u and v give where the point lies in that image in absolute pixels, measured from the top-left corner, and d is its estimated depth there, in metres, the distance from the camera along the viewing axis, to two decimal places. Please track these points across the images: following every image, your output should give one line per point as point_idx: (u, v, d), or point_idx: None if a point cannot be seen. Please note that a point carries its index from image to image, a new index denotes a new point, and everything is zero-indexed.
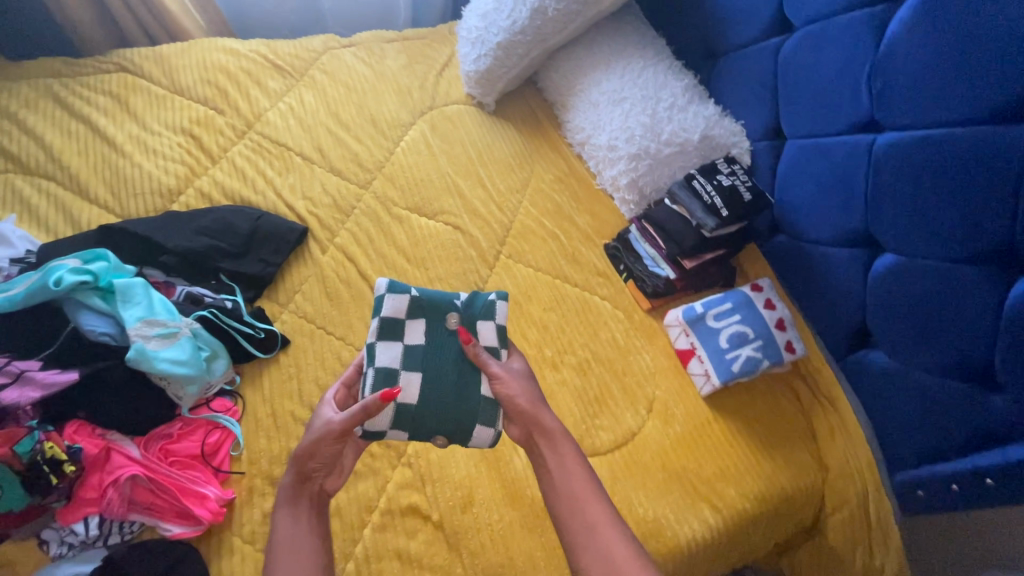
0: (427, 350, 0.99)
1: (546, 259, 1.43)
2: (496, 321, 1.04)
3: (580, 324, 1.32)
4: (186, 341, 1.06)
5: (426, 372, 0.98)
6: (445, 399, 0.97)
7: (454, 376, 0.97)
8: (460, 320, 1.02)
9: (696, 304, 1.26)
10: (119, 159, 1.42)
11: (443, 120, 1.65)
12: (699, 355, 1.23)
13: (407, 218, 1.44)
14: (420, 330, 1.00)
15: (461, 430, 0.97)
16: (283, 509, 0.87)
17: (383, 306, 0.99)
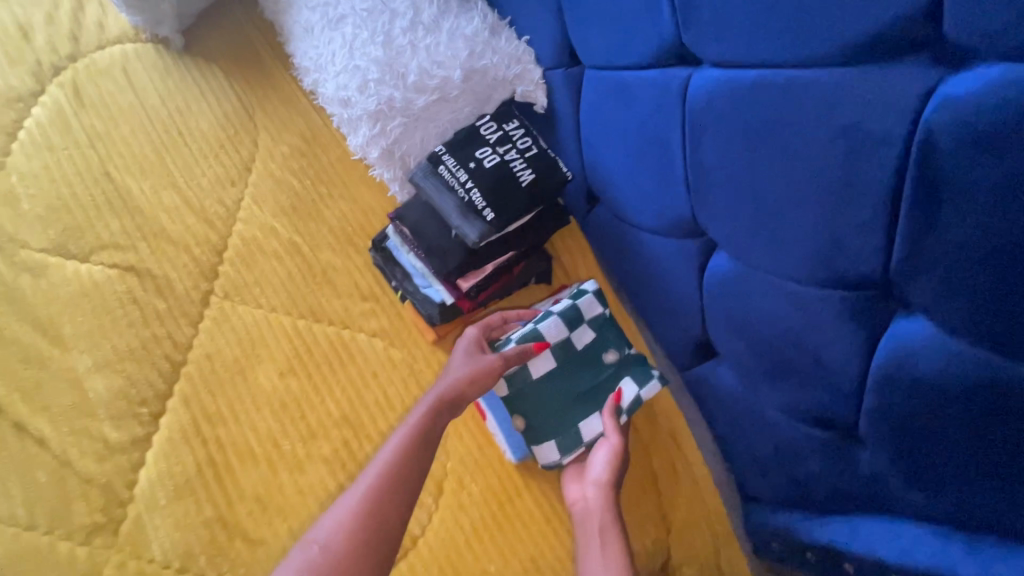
0: (569, 360, 0.89)
1: (283, 288, 0.98)
2: (642, 394, 0.88)
3: (337, 385, 0.93)
4: None
5: (552, 374, 0.89)
6: (550, 404, 0.88)
7: (568, 376, 0.89)
8: (617, 360, 0.91)
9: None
10: None
11: (95, 77, 1.04)
12: (490, 421, 0.91)
13: (44, 267, 0.92)
14: (585, 340, 0.90)
15: (539, 430, 0.88)
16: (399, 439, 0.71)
17: (583, 297, 0.91)
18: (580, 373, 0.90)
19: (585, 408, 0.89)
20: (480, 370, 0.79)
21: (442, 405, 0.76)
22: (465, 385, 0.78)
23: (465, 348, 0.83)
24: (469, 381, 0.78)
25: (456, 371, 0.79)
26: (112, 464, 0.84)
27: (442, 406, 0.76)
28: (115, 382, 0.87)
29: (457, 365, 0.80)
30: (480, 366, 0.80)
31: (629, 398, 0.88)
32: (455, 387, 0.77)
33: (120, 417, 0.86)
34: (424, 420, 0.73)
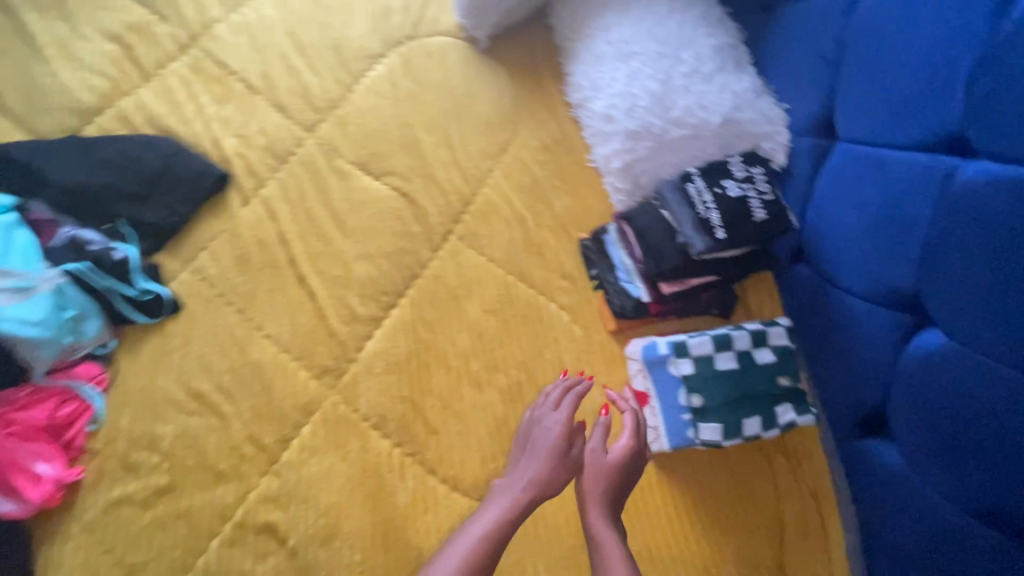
0: (745, 370, 0.91)
1: (504, 248, 1.18)
2: (796, 419, 0.90)
3: (525, 336, 1.09)
4: (42, 298, 0.93)
5: (732, 375, 0.90)
6: (722, 395, 0.90)
7: (744, 382, 0.90)
8: (789, 387, 0.91)
9: (660, 342, 0.94)
10: (40, 64, 1.22)
11: (421, 55, 1.36)
12: (652, 407, 0.95)
13: (350, 175, 1.21)
14: (767, 360, 0.92)
15: (707, 413, 0.90)
16: (474, 533, 0.77)
17: (776, 325, 0.94)
18: (755, 382, 0.91)
19: (747, 410, 0.90)
20: (561, 470, 0.84)
21: (520, 501, 0.80)
22: (540, 475, 0.82)
23: (534, 435, 0.87)
24: (544, 473, 0.83)
25: (535, 470, 0.83)
26: (353, 329, 1.07)
27: (520, 502, 0.80)
28: (372, 272, 1.12)
29: (532, 467, 0.83)
30: (560, 462, 0.84)
31: (787, 419, 0.89)
32: (532, 482, 0.82)
33: (368, 296, 1.10)
34: (502, 513, 0.79)
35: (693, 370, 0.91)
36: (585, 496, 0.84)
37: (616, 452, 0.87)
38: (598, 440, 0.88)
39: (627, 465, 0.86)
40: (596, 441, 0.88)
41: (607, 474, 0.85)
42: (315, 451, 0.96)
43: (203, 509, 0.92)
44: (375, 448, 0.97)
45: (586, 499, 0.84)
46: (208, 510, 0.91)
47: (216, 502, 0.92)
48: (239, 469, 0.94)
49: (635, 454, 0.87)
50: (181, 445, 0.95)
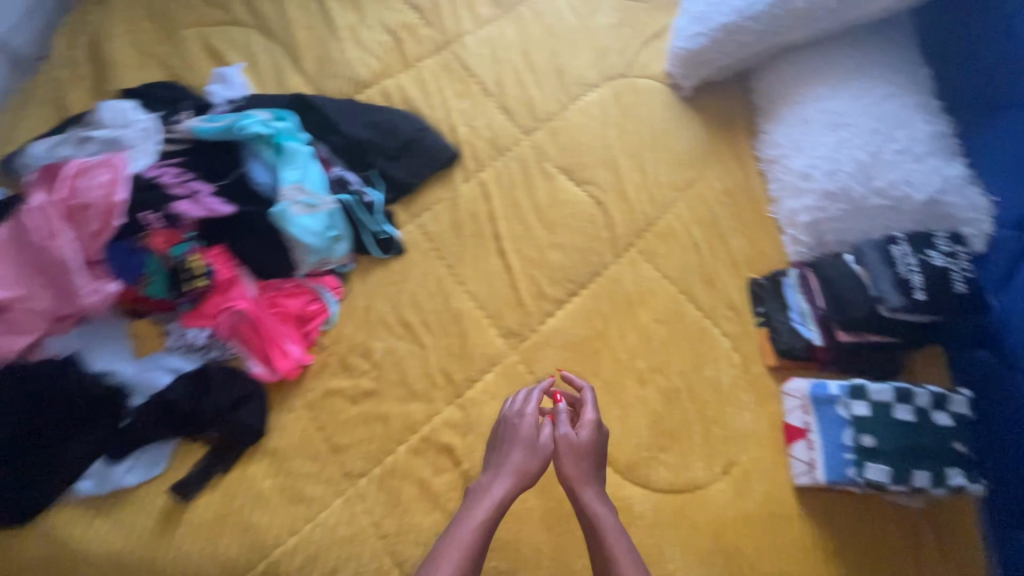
0: (919, 426, 1.02)
1: (679, 269, 1.29)
2: (961, 481, 1.00)
3: (687, 350, 1.19)
4: (322, 215, 1.13)
5: (905, 427, 1.02)
6: (896, 442, 1.01)
7: (916, 436, 1.01)
8: (958, 452, 1.02)
9: (832, 383, 1.07)
10: (333, 41, 1.52)
11: (629, 92, 1.54)
12: (810, 439, 1.06)
13: (555, 177, 1.39)
14: (942, 423, 1.02)
15: (877, 453, 1.01)
16: (474, 516, 0.86)
17: (955, 394, 1.04)
18: (927, 439, 1.01)
19: (917, 462, 1.01)
20: (537, 455, 0.93)
21: (502, 483, 0.90)
22: (518, 461, 0.92)
23: (510, 428, 0.96)
24: (524, 458, 0.92)
25: (516, 455, 0.92)
26: (539, 304, 1.21)
27: (500, 484, 0.89)
28: (562, 261, 1.27)
29: (509, 456, 0.93)
30: (529, 448, 0.93)
31: (954, 479, 1.00)
32: (511, 467, 0.91)
33: (556, 281, 1.24)
34: (493, 496, 0.88)
35: (868, 413, 1.03)
36: (572, 481, 0.91)
37: (583, 434, 0.94)
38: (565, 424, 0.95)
39: (595, 443, 0.94)
40: (561, 428, 0.94)
41: (586, 454, 0.93)
42: (495, 397, 1.10)
43: (398, 418, 1.07)
44: (545, 409, 1.09)
45: (575, 482, 0.91)
46: (402, 420, 1.06)
47: (409, 415, 1.07)
48: (430, 394, 1.10)
49: (590, 432, 0.95)
50: (388, 361, 1.12)
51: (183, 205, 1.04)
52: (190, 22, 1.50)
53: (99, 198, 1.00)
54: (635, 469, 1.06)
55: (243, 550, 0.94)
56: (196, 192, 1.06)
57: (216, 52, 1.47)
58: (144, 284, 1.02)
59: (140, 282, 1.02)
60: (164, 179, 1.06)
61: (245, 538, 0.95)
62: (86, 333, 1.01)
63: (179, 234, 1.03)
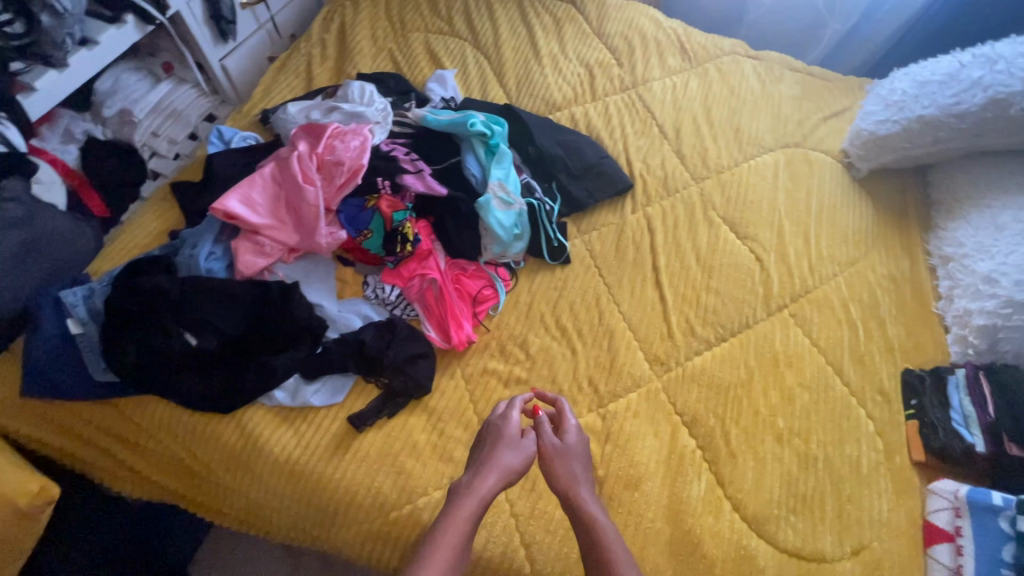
0: None
1: (830, 342, 1.30)
2: None
3: (830, 422, 1.18)
4: (513, 213, 1.25)
5: None
6: None
7: None
8: None
9: (994, 493, 1.05)
10: (534, 64, 1.68)
11: (802, 161, 1.58)
12: (959, 544, 1.03)
13: (717, 226, 1.44)
14: None
15: None
16: (463, 512, 0.87)
17: None
18: None
19: None
20: (525, 457, 0.95)
21: (492, 482, 0.91)
22: (509, 462, 0.93)
23: (495, 429, 0.99)
24: (516, 458, 0.95)
25: (507, 457, 0.94)
26: (688, 341, 1.26)
27: (491, 482, 0.90)
28: (715, 305, 1.31)
29: (498, 455, 0.94)
30: (517, 451, 0.95)
31: None
32: (501, 467, 0.93)
33: (707, 323, 1.28)
34: (482, 493, 0.89)
35: None
36: (564, 482, 0.95)
37: (568, 440, 1.00)
38: (547, 433, 1.00)
39: (580, 448, 1.01)
40: (546, 436, 0.99)
41: (575, 458, 0.98)
42: (636, 415, 1.14)
43: None
44: (683, 441, 1.12)
45: (569, 484, 0.94)
46: None
47: None
48: (575, 397, 1.16)
49: (573, 441, 1.00)
50: (542, 357, 1.20)
51: (410, 179, 1.20)
52: (418, 27, 1.72)
53: (350, 159, 1.17)
54: (762, 523, 1.06)
55: (394, 490, 1.03)
56: (421, 170, 1.22)
57: (435, 55, 1.67)
58: (364, 237, 1.16)
59: (362, 235, 1.16)
60: (399, 156, 1.24)
61: (398, 480, 1.03)
62: (307, 266, 1.18)
63: (401, 203, 1.19)
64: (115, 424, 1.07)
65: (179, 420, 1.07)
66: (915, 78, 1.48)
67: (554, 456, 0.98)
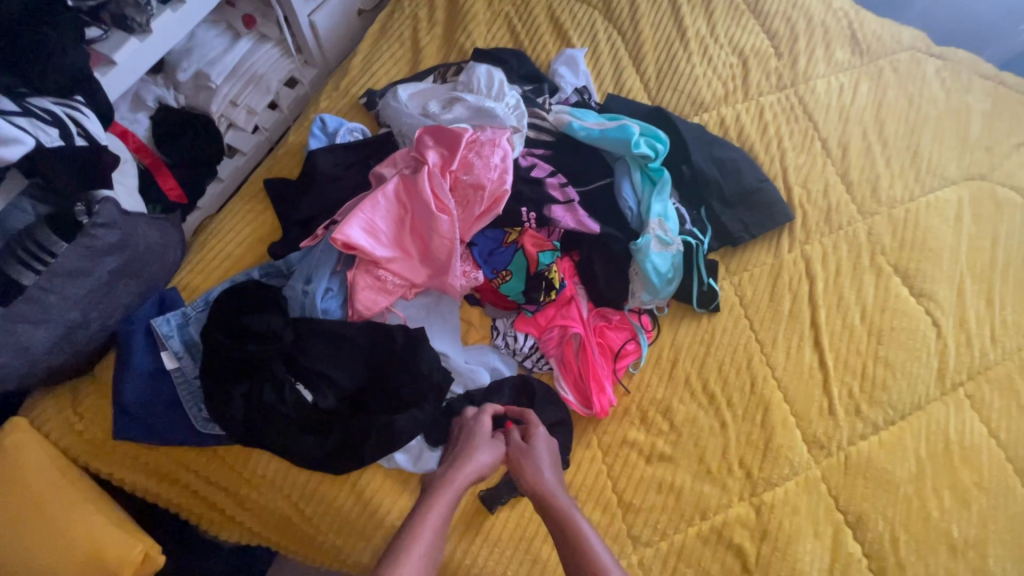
0: None
1: (1012, 432, 1.13)
2: None
3: (1008, 533, 1.04)
4: (671, 255, 1.03)
5: None
6: None
7: None
8: None
9: None
10: (679, 49, 1.38)
11: (989, 200, 1.33)
12: None
13: (887, 276, 1.23)
14: None
15: None
16: (436, 511, 0.78)
17: None
18: None
19: None
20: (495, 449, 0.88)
21: (462, 483, 0.82)
22: (477, 456, 0.86)
23: (464, 433, 0.90)
24: (486, 461, 0.86)
25: (475, 461, 0.85)
26: (853, 422, 1.09)
27: (464, 478, 0.83)
28: (883, 378, 1.13)
29: (472, 452, 0.86)
30: (487, 453, 0.87)
31: None
32: (470, 460, 0.85)
33: (874, 400, 1.11)
34: (453, 494, 0.81)
35: None
36: (533, 485, 0.85)
37: (536, 443, 0.89)
38: (514, 439, 0.91)
39: (550, 452, 0.90)
40: (514, 443, 0.90)
41: (545, 458, 0.88)
42: (796, 511, 1.00)
43: (690, 498, 1.00)
44: (848, 547, 0.99)
45: (539, 485, 0.84)
46: (694, 502, 1.00)
47: (703, 499, 1.00)
48: (726, 481, 1.02)
49: (540, 442, 0.90)
50: (688, 430, 1.05)
51: (560, 212, 1.00)
52: None
53: (492, 182, 0.96)
54: None
55: None
56: (572, 200, 1.02)
57: (560, 25, 1.37)
58: (502, 279, 0.98)
59: (499, 276, 0.98)
60: (544, 177, 1.03)
61: (532, 570, 0.92)
62: (428, 304, 1.02)
63: (548, 241, 1.00)
64: (210, 470, 0.95)
65: (287, 476, 0.94)
66: None
67: (521, 460, 0.88)
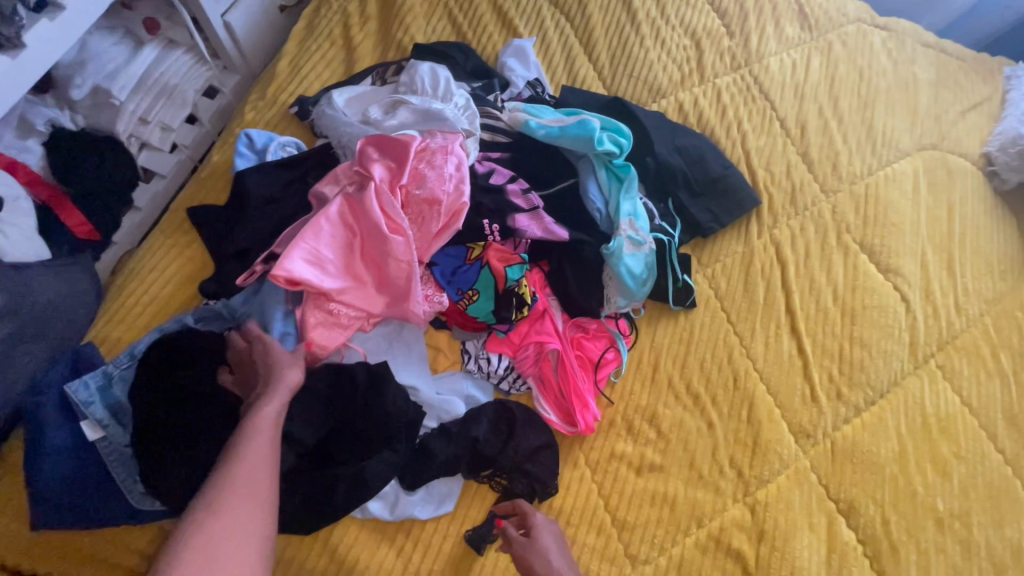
0: None
1: (982, 399, 1.14)
2: None
3: (989, 501, 1.06)
4: (645, 255, 0.98)
5: None
6: None
7: None
8: None
9: None
10: (631, 33, 1.32)
11: (942, 170, 1.34)
12: None
13: (854, 255, 1.22)
14: None
15: None
16: (253, 445, 0.70)
17: None
18: None
19: None
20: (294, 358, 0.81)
21: (275, 411, 0.75)
22: (276, 372, 0.79)
23: (257, 358, 0.81)
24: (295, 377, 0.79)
25: (285, 382, 0.78)
26: (835, 407, 1.08)
27: (274, 407, 0.75)
28: (859, 359, 1.13)
29: (277, 373, 0.78)
30: (293, 371, 0.80)
31: None
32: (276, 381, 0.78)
33: (854, 383, 1.11)
34: (270, 420, 0.74)
35: None
36: None
37: (541, 536, 0.83)
38: (515, 536, 0.83)
39: (554, 542, 0.83)
40: (516, 540, 0.82)
41: (553, 551, 0.82)
42: (790, 506, 0.98)
43: (685, 507, 0.96)
44: (843, 537, 0.98)
45: None
46: (689, 510, 0.96)
47: (698, 507, 0.96)
48: (719, 484, 0.98)
49: (543, 533, 0.83)
50: (676, 435, 1.01)
51: (525, 221, 0.93)
52: None
53: (448, 196, 0.88)
54: None
55: None
56: (537, 206, 0.95)
57: (504, 13, 1.28)
58: (469, 300, 0.91)
59: (465, 297, 0.91)
60: (504, 184, 0.96)
61: None
62: (391, 334, 0.93)
63: (515, 254, 0.93)
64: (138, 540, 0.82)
65: None
66: None
67: (529, 559, 0.80)
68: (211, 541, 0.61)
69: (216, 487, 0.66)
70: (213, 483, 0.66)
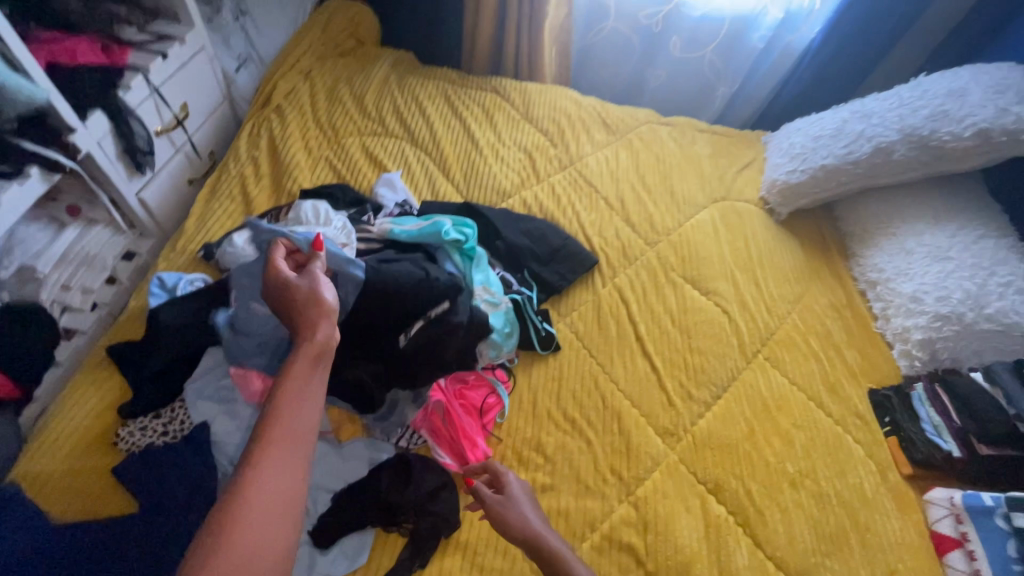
0: None
1: (805, 377, 1.40)
2: None
3: (828, 457, 1.26)
4: (502, 312, 1.27)
5: None
6: None
7: None
8: None
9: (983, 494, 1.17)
10: (476, 156, 1.71)
11: (733, 213, 1.74)
12: (969, 549, 1.12)
13: (681, 286, 1.54)
14: None
15: None
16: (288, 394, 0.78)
17: None
18: None
19: None
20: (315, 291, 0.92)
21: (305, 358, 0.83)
22: (304, 317, 0.88)
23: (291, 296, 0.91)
24: (324, 335, 0.87)
25: (315, 332, 0.86)
26: (689, 406, 1.30)
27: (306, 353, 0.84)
28: (700, 364, 1.38)
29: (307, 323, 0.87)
30: (322, 318, 0.88)
31: None
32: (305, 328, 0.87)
33: (700, 384, 1.34)
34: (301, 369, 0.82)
35: None
36: (522, 527, 0.92)
37: (513, 490, 0.98)
38: (489, 492, 0.98)
39: (524, 496, 0.99)
40: (490, 495, 0.97)
41: (524, 502, 0.97)
42: (666, 495, 1.14)
43: (577, 516, 1.10)
44: (715, 511, 1.14)
45: (529, 528, 0.92)
46: (582, 517, 1.10)
47: (588, 513, 1.10)
48: (604, 490, 1.14)
49: (513, 488, 0.99)
50: (560, 456, 1.17)
51: None
52: (351, 132, 1.69)
53: None
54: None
55: None
56: None
57: (374, 157, 1.64)
58: None
59: None
60: None
61: None
62: None
63: None
64: None
65: None
66: (810, 134, 1.76)
67: (502, 508, 0.95)
68: (263, 479, 0.69)
69: (263, 435, 0.74)
70: (261, 432, 0.74)
